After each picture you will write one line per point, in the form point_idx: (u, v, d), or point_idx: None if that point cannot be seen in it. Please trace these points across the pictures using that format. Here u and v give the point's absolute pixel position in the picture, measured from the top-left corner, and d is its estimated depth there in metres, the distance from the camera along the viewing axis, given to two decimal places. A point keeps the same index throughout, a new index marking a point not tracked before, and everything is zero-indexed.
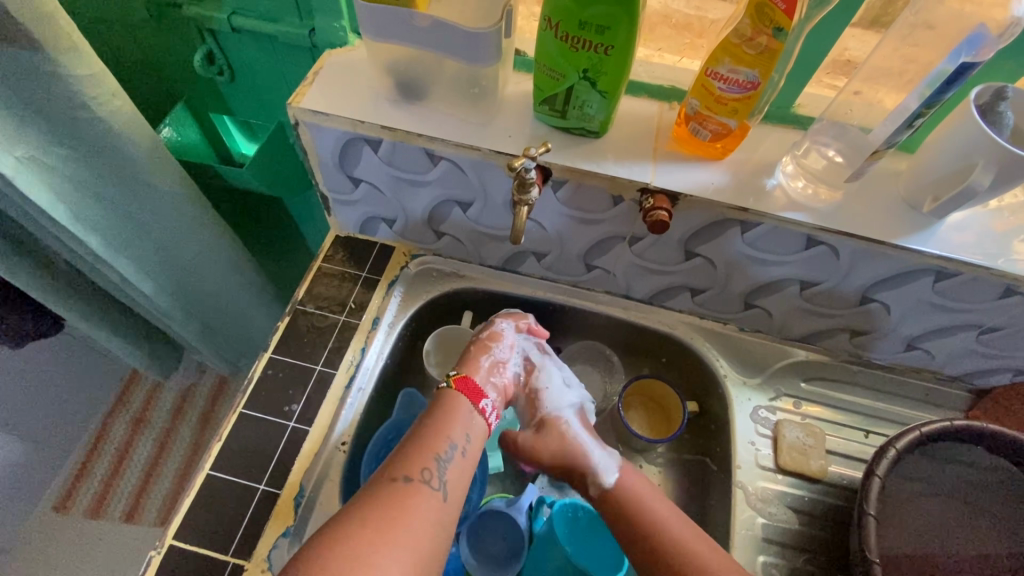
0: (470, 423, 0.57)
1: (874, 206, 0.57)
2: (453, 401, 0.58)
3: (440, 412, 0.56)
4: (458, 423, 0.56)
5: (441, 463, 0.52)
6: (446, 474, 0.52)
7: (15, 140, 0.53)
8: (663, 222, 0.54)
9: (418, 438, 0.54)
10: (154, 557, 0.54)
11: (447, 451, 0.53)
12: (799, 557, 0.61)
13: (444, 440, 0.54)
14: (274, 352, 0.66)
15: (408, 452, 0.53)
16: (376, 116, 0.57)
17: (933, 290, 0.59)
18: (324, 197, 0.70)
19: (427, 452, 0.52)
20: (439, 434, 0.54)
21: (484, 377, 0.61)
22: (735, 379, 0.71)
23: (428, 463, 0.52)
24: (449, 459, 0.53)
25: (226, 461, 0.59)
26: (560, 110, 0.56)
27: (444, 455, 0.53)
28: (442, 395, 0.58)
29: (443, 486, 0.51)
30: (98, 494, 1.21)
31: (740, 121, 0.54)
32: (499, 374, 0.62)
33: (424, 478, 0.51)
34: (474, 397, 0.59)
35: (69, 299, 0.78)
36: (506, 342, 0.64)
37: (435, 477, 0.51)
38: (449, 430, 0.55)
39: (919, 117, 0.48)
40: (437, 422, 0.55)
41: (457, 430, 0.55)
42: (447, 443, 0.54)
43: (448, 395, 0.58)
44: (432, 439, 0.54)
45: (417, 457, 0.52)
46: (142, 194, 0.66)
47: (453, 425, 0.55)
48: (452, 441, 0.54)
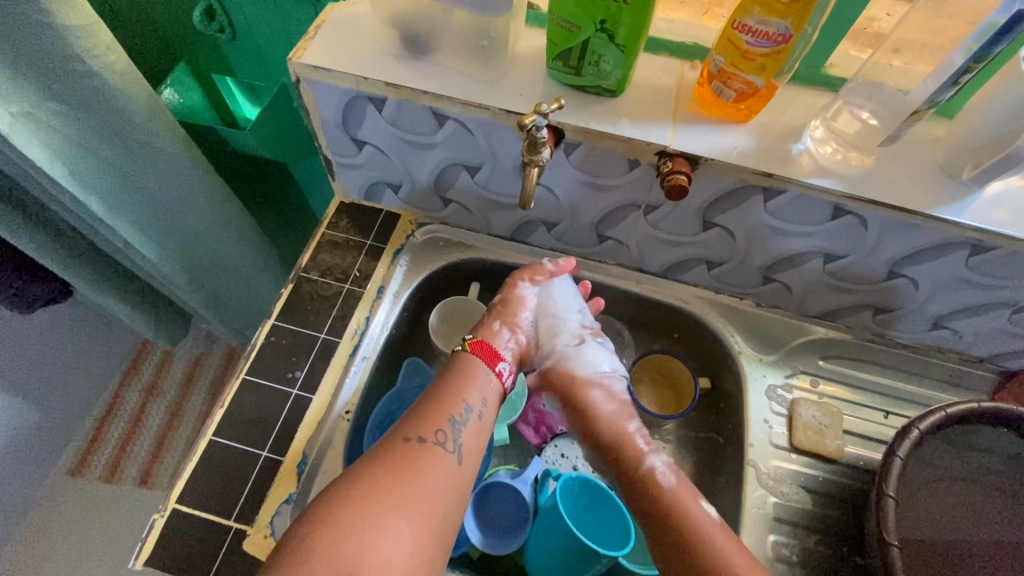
0: (485, 387, 0.57)
1: (907, 174, 0.53)
2: (469, 362, 0.58)
3: (454, 375, 0.56)
4: (475, 386, 0.56)
5: (455, 425, 0.52)
6: (461, 437, 0.52)
7: (8, 95, 0.51)
8: (682, 187, 0.51)
9: (434, 398, 0.54)
10: (157, 520, 0.54)
11: (462, 414, 0.53)
12: (812, 538, 0.59)
13: (460, 403, 0.53)
14: (277, 319, 0.65)
15: (422, 411, 0.52)
16: (381, 73, 0.54)
17: (967, 265, 0.56)
18: (328, 160, 0.67)
19: (443, 412, 0.52)
20: (454, 397, 0.54)
21: (500, 343, 0.61)
22: (751, 356, 0.68)
23: (442, 424, 0.51)
24: (464, 422, 0.53)
25: (230, 427, 0.58)
26: (574, 66, 0.52)
27: (458, 417, 0.53)
28: (458, 356, 0.59)
29: (457, 448, 0.51)
30: (112, 459, 1.23)
31: (767, 79, 0.50)
32: (518, 341, 0.63)
33: (439, 440, 0.50)
34: (489, 360, 0.59)
35: (78, 265, 0.78)
36: (527, 309, 0.64)
37: (449, 439, 0.51)
38: (466, 392, 0.55)
39: (966, 73, 0.44)
40: (452, 383, 0.55)
41: (473, 394, 0.55)
42: (462, 406, 0.53)
43: (464, 357, 0.58)
44: (448, 402, 0.53)
45: (430, 418, 0.52)
46: (144, 156, 0.65)
47: (469, 389, 0.55)
48: (468, 404, 0.54)
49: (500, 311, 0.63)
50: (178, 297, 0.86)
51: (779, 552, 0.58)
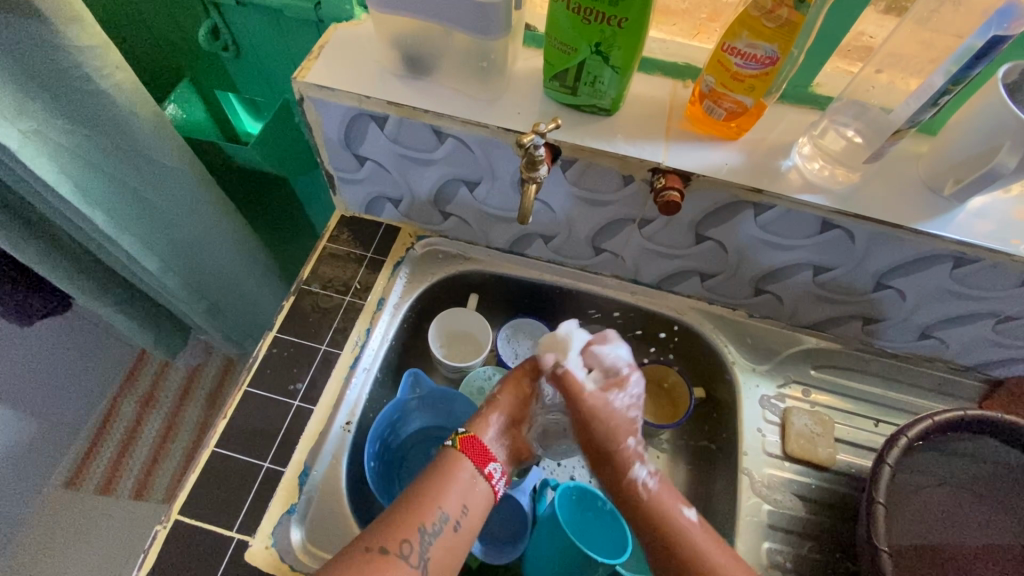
0: (468, 492, 0.53)
1: (893, 190, 0.55)
2: (454, 463, 0.54)
3: (434, 476, 0.53)
4: (455, 492, 0.52)
5: (424, 537, 0.49)
6: (429, 551, 0.49)
7: (18, 114, 0.52)
8: (675, 203, 0.53)
9: (409, 501, 0.51)
10: (159, 531, 0.54)
11: (435, 524, 0.50)
12: (805, 544, 0.60)
13: (433, 510, 0.50)
14: (279, 331, 0.66)
15: (394, 517, 0.50)
16: (383, 92, 0.56)
17: (951, 276, 0.58)
18: (329, 175, 0.69)
19: (413, 522, 0.49)
20: (431, 500, 0.51)
21: (491, 440, 0.57)
22: (744, 366, 0.70)
23: (409, 537, 0.48)
24: (435, 532, 0.50)
25: (232, 438, 0.59)
26: (570, 86, 0.54)
27: (429, 527, 0.49)
28: (445, 455, 0.55)
29: (423, 564, 0.48)
30: (108, 470, 1.22)
31: (756, 98, 0.52)
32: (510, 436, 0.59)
33: (402, 553, 0.48)
34: (479, 460, 0.55)
35: (80, 278, 0.79)
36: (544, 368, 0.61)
37: (415, 552, 0.48)
38: (443, 497, 0.51)
39: (945, 95, 0.46)
40: (431, 485, 0.52)
41: (451, 501, 0.51)
42: (436, 515, 0.50)
43: (450, 457, 0.54)
44: (423, 507, 0.50)
45: (400, 526, 0.49)
46: (148, 171, 0.66)
47: (446, 493, 0.52)
48: (443, 511, 0.51)
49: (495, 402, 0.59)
50: (179, 309, 0.87)
51: (774, 559, 0.59)
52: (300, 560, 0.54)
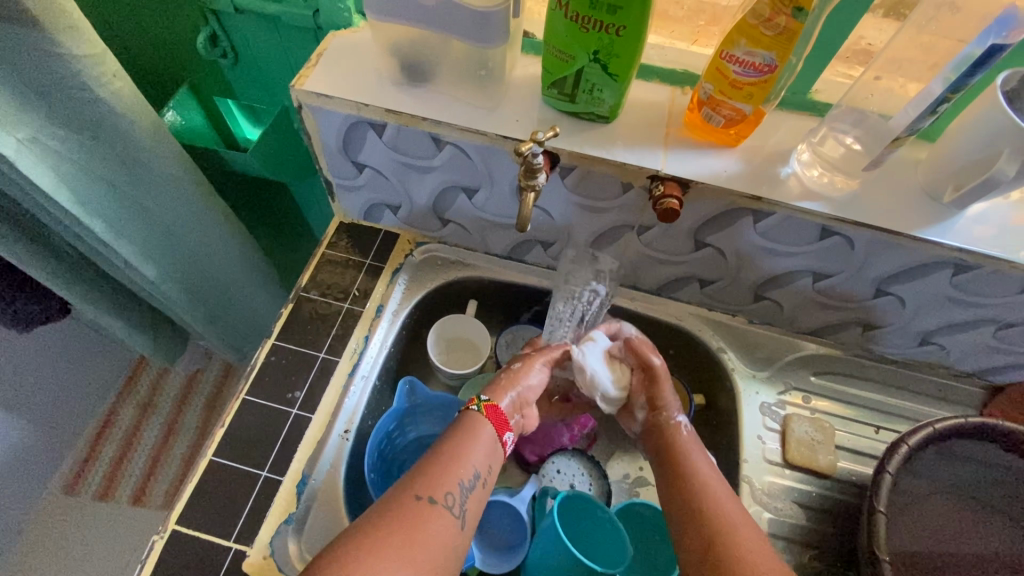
0: (491, 453, 0.54)
1: (892, 197, 0.55)
2: (478, 427, 0.54)
3: (462, 435, 0.53)
4: (482, 451, 0.53)
5: (464, 490, 0.49)
6: (468, 502, 0.49)
7: (15, 122, 0.52)
8: (673, 211, 0.53)
9: (444, 455, 0.51)
10: (156, 542, 0.54)
11: (470, 479, 0.50)
12: (805, 554, 0.60)
13: (468, 466, 0.51)
14: (277, 338, 0.66)
15: (437, 467, 0.49)
16: (381, 100, 0.56)
17: (950, 284, 0.58)
18: (328, 182, 0.69)
19: (454, 474, 0.49)
20: (465, 456, 0.51)
21: (510, 409, 0.58)
22: (744, 373, 0.69)
23: (453, 488, 0.49)
24: (470, 486, 0.50)
25: (229, 447, 0.59)
26: (569, 94, 0.54)
27: (468, 481, 0.50)
28: (466, 418, 0.55)
29: (465, 514, 0.48)
30: (107, 476, 1.22)
31: (755, 106, 0.52)
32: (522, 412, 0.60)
33: (447, 502, 0.48)
34: (498, 428, 0.55)
35: (79, 285, 0.79)
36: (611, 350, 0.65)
37: (458, 502, 0.48)
38: (473, 456, 0.52)
39: (944, 102, 0.46)
40: (459, 444, 0.52)
41: (480, 458, 0.52)
42: (471, 470, 0.50)
43: (473, 419, 0.55)
44: (458, 463, 0.50)
45: (442, 478, 0.49)
46: (147, 178, 0.65)
47: (476, 452, 0.52)
48: (476, 468, 0.51)
49: (513, 373, 0.61)
50: (178, 316, 0.87)
51: None
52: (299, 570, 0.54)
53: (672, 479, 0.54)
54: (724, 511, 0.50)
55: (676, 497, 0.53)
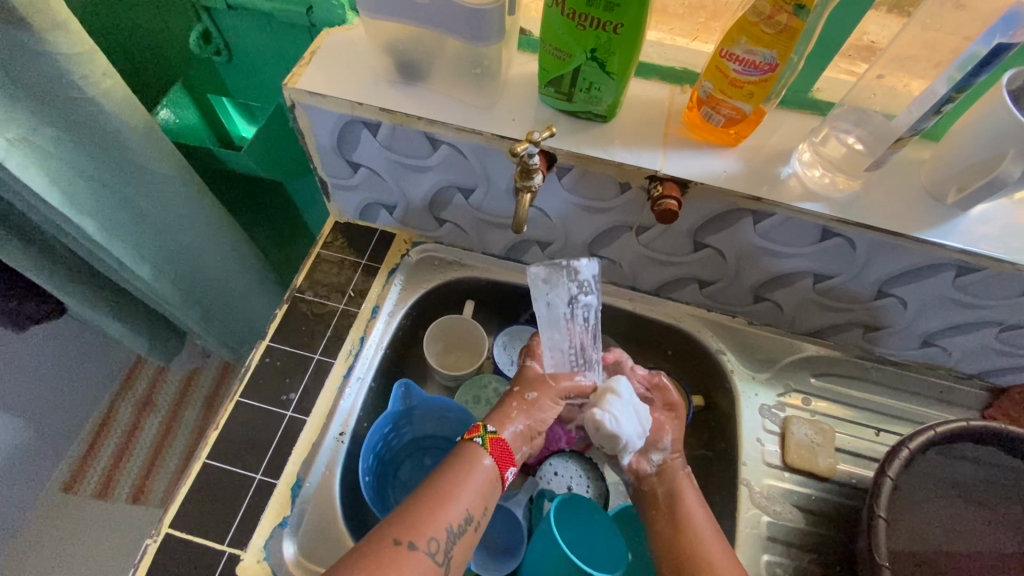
0: (488, 491, 0.53)
1: (894, 197, 0.54)
2: (477, 463, 0.53)
3: (458, 473, 0.52)
4: (476, 491, 0.52)
5: (449, 535, 0.49)
6: (453, 549, 0.49)
7: (5, 122, 0.51)
8: (672, 212, 0.52)
9: (433, 497, 0.50)
10: (149, 546, 0.53)
11: (460, 524, 0.50)
12: (804, 557, 0.59)
13: (457, 509, 0.50)
14: (272, 339, 0.65)
15: (422, 510, 0.49)
16: (375, 98, 0.55)
17: (953, 285, 0.57)
18: (322, 181, 0.68)
19: (440, 520, 0.49)
20: (455, 498, 0.50)
21: (514, 441, 0.57)
22: (743, 374, 0.69)
23: (437, 533, 0.48)
24: (458, 531, 0.49)
25: (223, 450, 0.58)
26: (566, 93, 0.53)
27: (455, 527, 0.49)
28: (466, 449, 0.54)
29: (447, 561, 0.48)
30: (106, 474, 1.22)
31: (755, 105, 0.51)
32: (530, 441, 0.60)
33: (429, 549, 0.47)
34: (502, 463, 0.55)
35: (73, 285, 0.78)
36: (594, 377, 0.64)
37: (441, 549, 0.48)
38: (465, 498, 0.51)
39: (948, 102, 0.45)
40: (455, 483, 0.51)
41: (473, 499, 0.51)
42: (461, 515, 0.50)
43: (474, 453, 0.54)
44: (447, 507, 0.50)
45: (428, 522, 0.48)
46: (139, 178, 0.65)
47: (468, 493, 0.51)
48: (466, 511, 0.50)
49: (525, 402, 0.60)
50: (174, 316, 0.86)
51: (773, 572, 0.59)
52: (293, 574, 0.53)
53: (670, 522, 0.56)
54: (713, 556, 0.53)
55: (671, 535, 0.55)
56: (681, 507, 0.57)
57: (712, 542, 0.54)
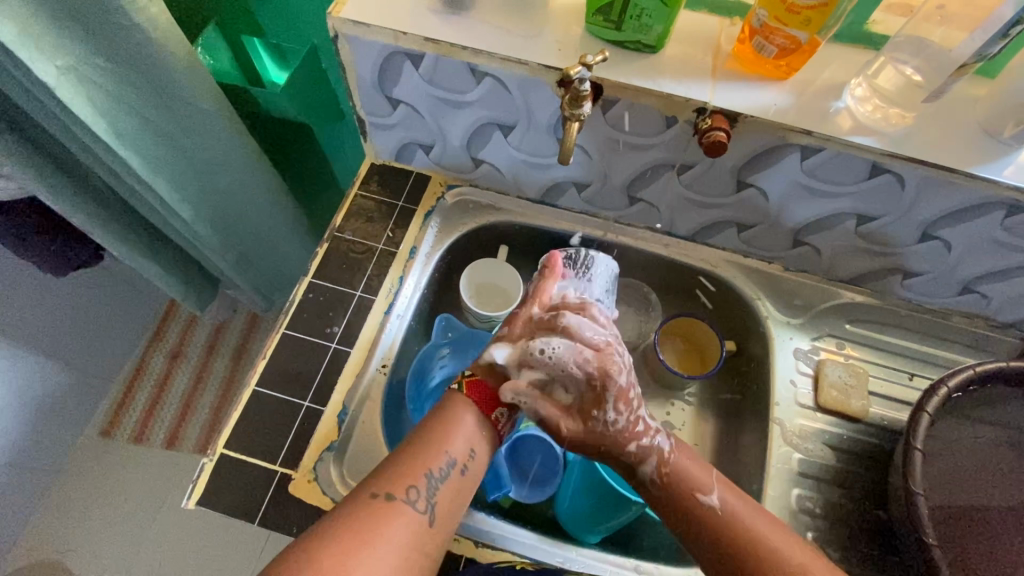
0: (476, 437, 0.52)
1: (948, 133, 0.53)
2: (458, 406, 0.53)
3: (439, 420, 0.52)
4: (460, 436, 0.51)
5: (431, 481, 0.48)
6: (436, 494, 0.48)
7: (55, 48, 0.52)
8: (721, 143, 0.51)
9: (413, 446, 0.50)
10: (205, 464, 0.56)
11: (441, 468, 0.49)
12: (835, 492, 0.61)
13: (440, 454, 0.49)
14: (314, 276, 0.66)
15: (399, 463, 0.48)
16: (420, 28, 0.54)
17: (1001, 226, 0.56)
18: (360, 120, 0.68)
19: (420, 466, 0.48)
20: (436, 446, 0.50)
21: (503, 395, 0.55)
22: (778, 320, 0.69)
23: (416, 481, 0.47)
24: (442, 476, 0.48)
25: (271, 378, 0.60)
26: (615, 21, 0.52)
27: (435, 472, 0.48)
28: (452, 399, 0.53)
29: (430, 508, 0.47)
30: (141, 420, 1.27)
31: (812, 34, 0.50)
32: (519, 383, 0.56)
33: (409, 498, 0.46)
34: (486, 404, 0.54)
35: (115, 227, 0.80)
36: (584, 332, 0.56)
37: (423, 497, 0.47)
38: (447, 443, 0.50)
39: (1017, 26, 0.44)
40: (436, 429, 0.51)
41: (458, 444, 0.50)
42: (443, 459, 0.49)
43: (456, 399, 0.53)
44: (427, 453, 0.49)
45: (406, 472, 0.47)
46: (182, 115, 0.65)
47: (452, 437, 0.51)
48: (449, 455, 0.49)
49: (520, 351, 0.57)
50: (210, 260, 0.88)
51: (803, 505, 0.60)
52: (341, 493, 0.55)
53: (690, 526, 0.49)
54: (756, 531, 0.48)
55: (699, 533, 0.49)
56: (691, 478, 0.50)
57: (723, 490, 0.50)
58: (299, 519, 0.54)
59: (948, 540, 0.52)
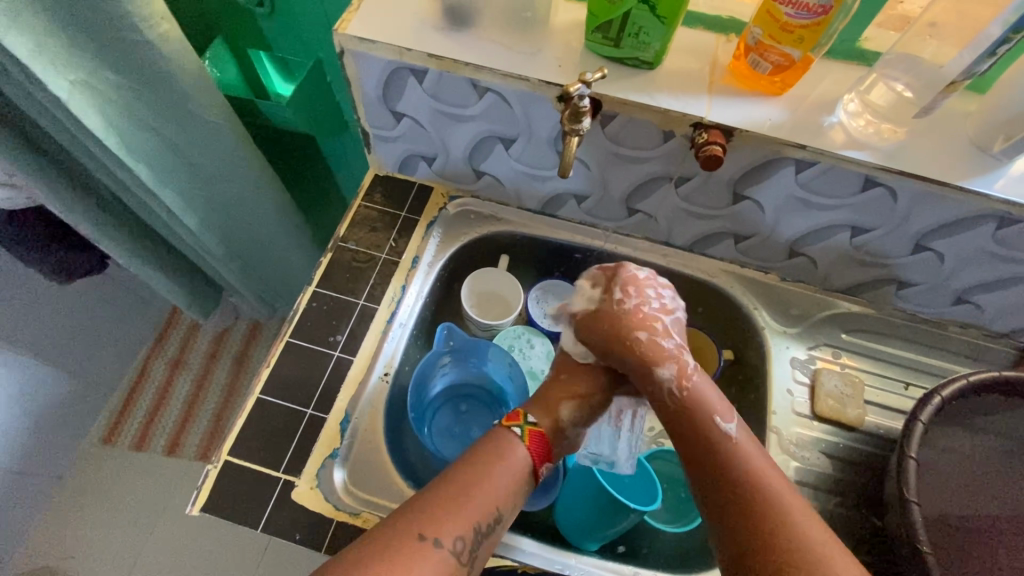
0: (520, 489, 0.51)
1: (939, 148, 0.54)
2: (514, 455, 0.52)
3: (497, 469, 0.50)
4: (510, 491, 0.50)
5: (477, 535, 0.46)
6: (478, 549, 0.46)
7: (67, 64, 0.53)
8: (717, 158, 0.53)
9: (469, 495, 0.48)
10: (210, 471, 0.57)
11: (489, 523, 0.47)
12: (831, 500, 0.61)
13: (489, 508, 0.48)
14: (318, 285, 0.67)
15: (451, 508, 0.46)
16: (423, 44, 0.56)
17: (993, 238, 0.57)
18: (365, 132, 0.69)
19: (470, 517, 0.46)
20: (488, 499, 0.48)
21: (553, 436, 0.55)
22: (775, 329, 0.70)
23: (464, 533, 0.45)
24: (486, 532, 0.47)
25: (275, 386, 0.61)
26: (613, 38, 0.53)
27: (483, 527, 0.47)
28: (503, 440, 0.53)
29: (469, 561, 0.46)
30: (142, 427, 1.27)
31: (805, 52, 0.51)
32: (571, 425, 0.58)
33: (456, 548, 0.45)
34: (538, 458, 0.53)
35: (122, 236, 0.81)
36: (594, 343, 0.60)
37: (467, 550, 0.45)
38: (498, 496, 0.49)
39: (1004, 44, 0.45)
40: (490, 480, 0.49)
41: (506, 497, 0.49)
42: (491, 514, 0.48)
43: (511, 446, 0.52)
44: (481, 506, 0.48)
45: (456, 521, 0.46)
46: (191, 127, 0.66)
47: (503, 491, 0.49)
48: (498, 510, 0.48)
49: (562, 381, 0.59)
50: (214, 269, 0.89)
51: None
52: (343, 499, 0.56)
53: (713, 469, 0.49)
54: (767, 482, 0.47)
55: (718, 479, 0.48)
56: (705, 418, 0.51)
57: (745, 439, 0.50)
58: (302, 526, 0.55)
59: (939, 548, 0.53)
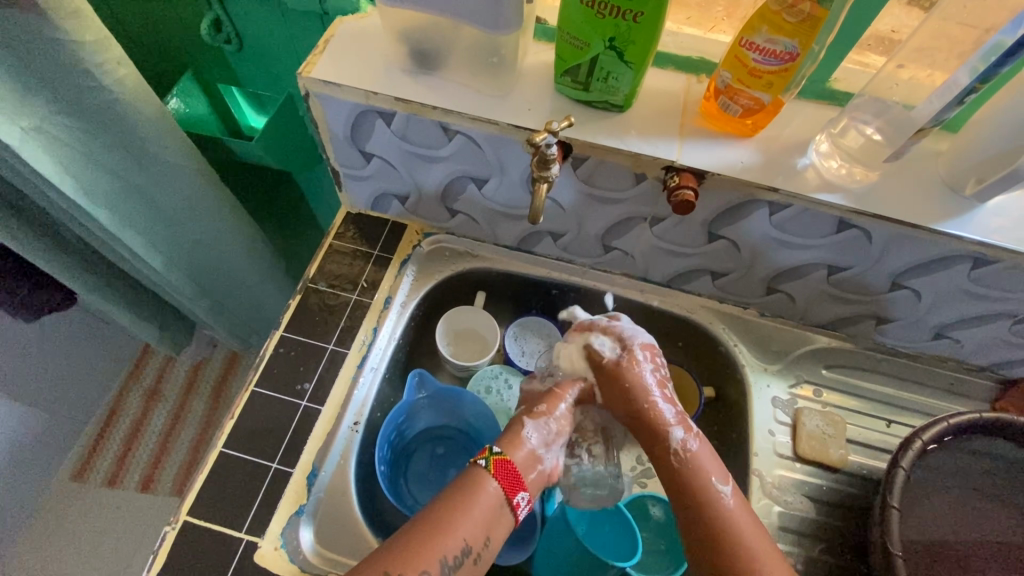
0: (493, 523, 0.50)
1: (912, 189, 0.54)
2: (481, 487, 0.51)
3: (459, 500, 0.50)
4: (478, 521, 0.49)
5: (444, 568, 0.47)
6: None
7: (19, 111, 0.52)
8: (689, 203, 0.52)
9: (428, 530, 0.48)
10: (169, 532, 0.54)
11: (456, 556, 0.47)
12: (816, 546, 0.60)
13: (456, 539, 0.48)
14: (286, 330, 0.65)
15: (414, 542, 0.47)
16: (390, 87, 0.55)
17: (969, 277, 0.57)
18: (335, 171, 0.68)
19: (433, 553, 0.47)
20: (450, 531, 0.48)
21: (528, 461, 0.54)
22: (755, 366, 0.69)
23: (430, 567, 0.46)
24: (455, 563, 0.47)
25: (239, 438, 0.59)
26: (582, 82, 0.53)
27: (449, 558, 0.47)
28: (473, 472, 0.52)
29: None
30: (114, 464, 1.23)
31: (774, 95, 0.51)
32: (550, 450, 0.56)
33: None
34: (509, 489, 0.52)
35: (87, 276, 0.78)
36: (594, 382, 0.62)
37: None
38: (465, 527, 0.48)
39: (972, 93, 0.45)
40: (451, 514, 0.49)
41: (473, 531, 0.49)
42: (457, 547, 0.47)
43: (479, 477, 0.52)
44: (443, 541, 0.47)
45: (420, 554, 0.46)
46: (155, 171, 0.65)
47: (468, 523, 0.49)
48: (465, 542, 0.48)
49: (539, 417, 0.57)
50: (185, 307, 0.87)
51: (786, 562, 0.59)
52: (309, 560, 0.54)
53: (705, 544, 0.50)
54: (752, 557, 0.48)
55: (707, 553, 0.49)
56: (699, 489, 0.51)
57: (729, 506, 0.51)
58: None
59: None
